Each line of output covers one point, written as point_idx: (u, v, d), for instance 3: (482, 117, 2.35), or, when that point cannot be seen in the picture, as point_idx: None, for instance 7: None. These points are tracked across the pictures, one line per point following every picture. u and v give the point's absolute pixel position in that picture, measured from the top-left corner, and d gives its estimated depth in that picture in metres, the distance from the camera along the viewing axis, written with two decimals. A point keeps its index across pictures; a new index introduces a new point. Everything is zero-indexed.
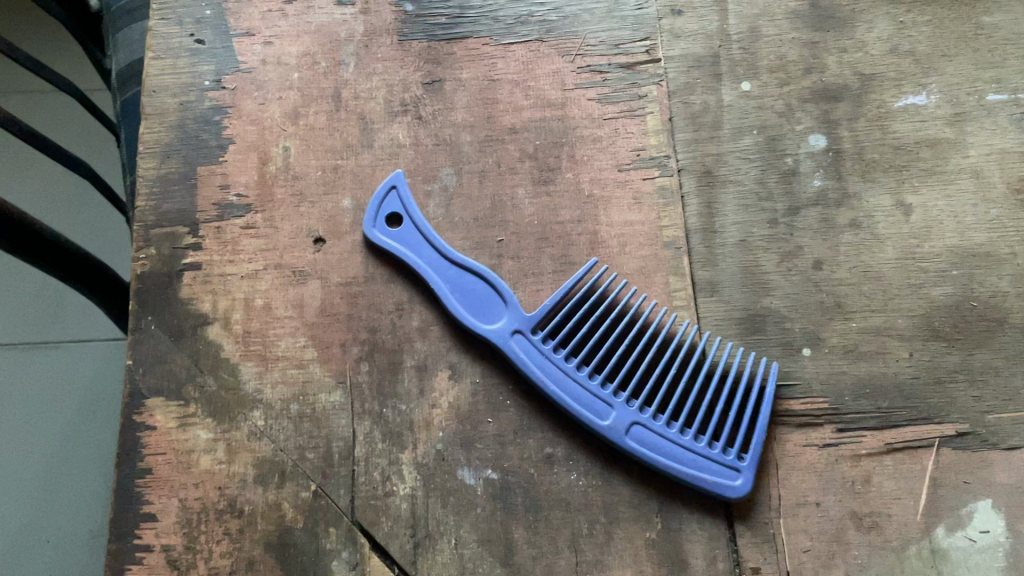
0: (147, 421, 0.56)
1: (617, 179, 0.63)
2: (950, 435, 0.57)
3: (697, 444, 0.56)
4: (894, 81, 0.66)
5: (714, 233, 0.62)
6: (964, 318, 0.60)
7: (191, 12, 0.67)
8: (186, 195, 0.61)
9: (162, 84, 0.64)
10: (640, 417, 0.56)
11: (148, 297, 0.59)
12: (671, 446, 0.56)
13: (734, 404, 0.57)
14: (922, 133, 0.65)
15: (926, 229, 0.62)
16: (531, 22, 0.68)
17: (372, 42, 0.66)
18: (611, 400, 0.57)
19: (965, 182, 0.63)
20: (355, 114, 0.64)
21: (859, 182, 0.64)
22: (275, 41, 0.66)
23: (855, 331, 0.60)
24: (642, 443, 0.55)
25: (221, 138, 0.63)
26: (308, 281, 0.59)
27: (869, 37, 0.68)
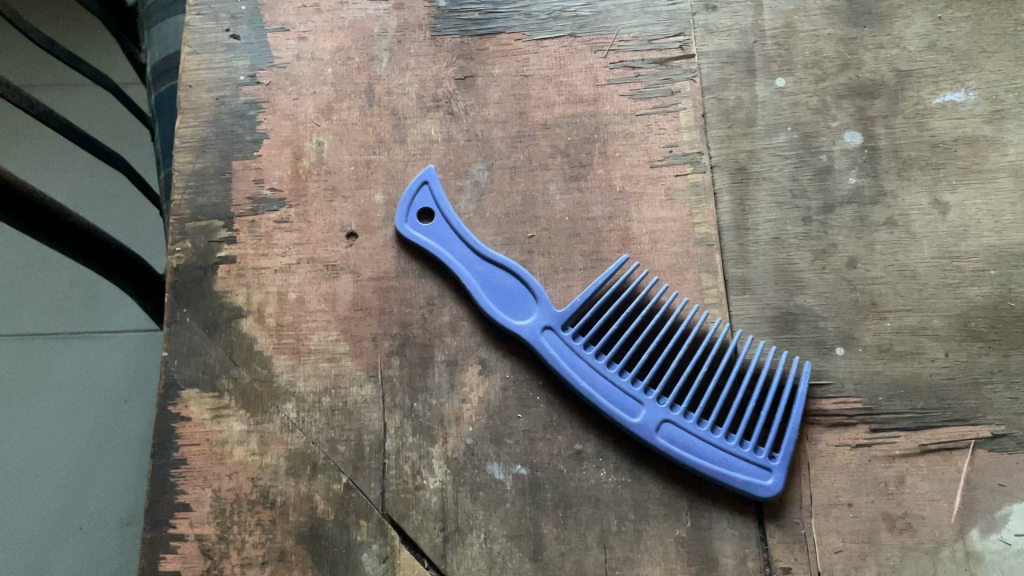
0: (181, 412, 0.57)
1: (649, 175, 0.63)
2: (986, 436, 0.57)
3: (729, 443, 0.55)
4: (931, 78, 0.66)
5: (747, 230, 0.62)
6: (1001, 319, 0.59)
7: (228, 7, 0.67)
8: (221, 188, 0.62)
9: (197, 79, 0.65)
10: (672, 414, 0.56)
11: (183, 290, 0.59)
12: (703, 444, 0.55)
13: (766, 402, 0.57)
14: (960, 130, 0.64)
15: (963, 228, 0.61)
16: (564, 17, 0.67)
17: (405, 37, 0.67)
18: (641, 398, 0.56)
19: (1003, 180, 0.63)
20: (388, 109, 0.64)
21: (894, 180, 0.63)
22: (308, 36, 0.66)
23: (889, 331, 0.59)
24: (673, 440, 0.55)
25: (256, 133, 0.63)
26: (340, 275, 0.60)
27: (907, 33, 0.67)
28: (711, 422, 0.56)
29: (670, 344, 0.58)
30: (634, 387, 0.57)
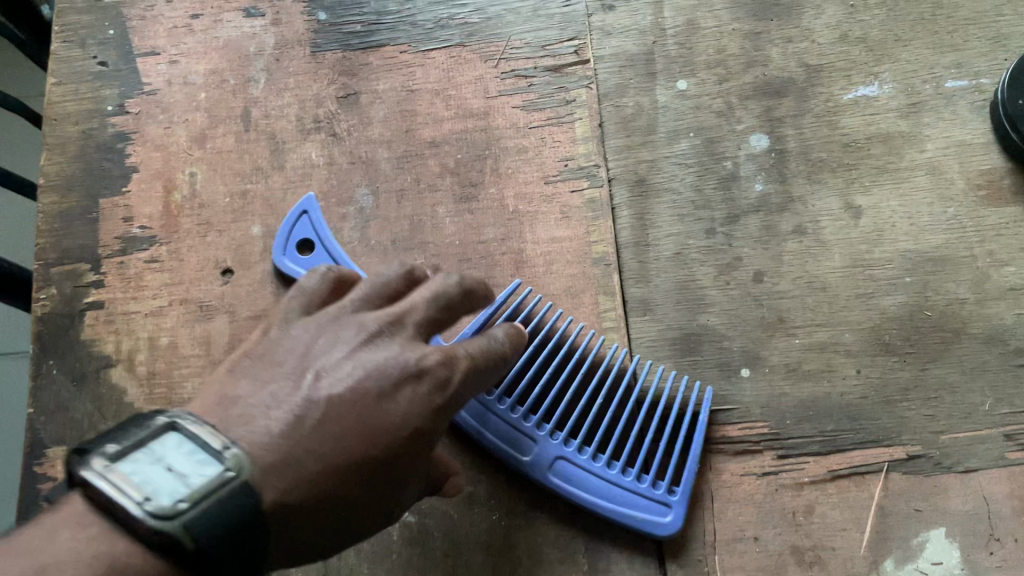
0: (48, 473, 0.53)
1: (543, 193, 0.59)
2: (901, 458, 0.53)
3: (626, 478, 0.52)
4: (843, 72, 0.62)
5: (647, 247, 0.58)
6: (917, 330, 0.56)
7: (95, 33, 0.63)
8: (88, 229, 0.58)
9: (63, 112, 0.61)
10: (566, 448, 0.53)
11: (49, 340, 0.56)
12: (599, 480, 0.52)
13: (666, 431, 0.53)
14: (874, 127, 0.60)
15: (877, 233, 0.58)
16: (451, 26, 0.64)
17: (283, 55, 0.63)
18: (534, 432, 0.53)
19: (920, 179, 0.59)
20: (266, 134, 0.61)
21: (804, 184, 0.59)
22: (180, 60, 0.62)
23: (798, 348, 0.56)
24: (567, 477, 0.52)
25: (124, 167, 0.60)
26: (215, 316, 0.56)
27: (817, 24, 0.63)
28: (608, 455, 0.53)
29: (565, 372, 0.55)
30: (527, 421, 0.53)
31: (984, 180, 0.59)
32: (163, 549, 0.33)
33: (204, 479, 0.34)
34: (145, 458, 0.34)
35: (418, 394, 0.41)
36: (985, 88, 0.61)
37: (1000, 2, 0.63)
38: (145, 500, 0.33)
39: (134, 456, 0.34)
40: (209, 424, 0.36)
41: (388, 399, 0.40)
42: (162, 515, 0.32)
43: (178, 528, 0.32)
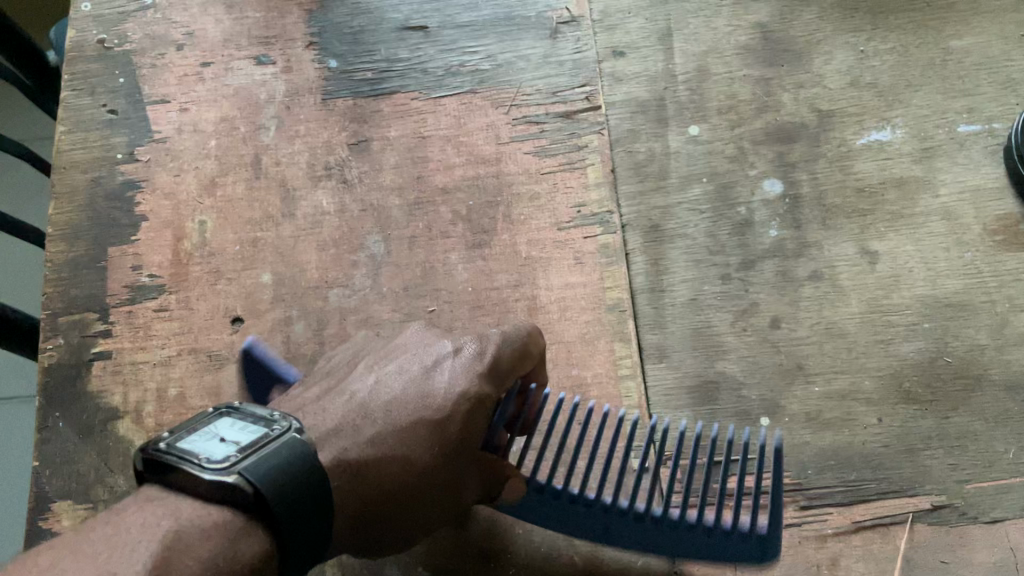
0: (51, 528, 0.51)
1: (556, 239, 0.59)
2: (925, 509, 0.52)
3: (712, 531, 0.47)
4: (854, 117, 0.62)
5: (662, 293, 0.58)
6: (938, 377, 0.55)
7: (104, 81, 0.63)
8: (96, 278, 0.58)
9: (72, 160, 0.61)
10: (636, 519, 0.47)
11: (56, 391, 0.55)
12: (696, 541, 0.47)
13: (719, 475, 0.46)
14: (887, 172, 0.60)
15: (894, 279, 0.57)
16: (463, 73, 0.64)
17: (294, 102, 0.62)
18: (597, 515, 0.47)
19: (936, 224, 0.59)
20: (277, 181, 0.60)
21: (818, 230, 0.59)
22: (190, 108, 0.62)
23: (817, 397, 0.55)
24: (658, 541, 0.48)
25: (133, 215, 0.59)
26: (225, 365, 0.55)
27: (827, 70, 0.63)
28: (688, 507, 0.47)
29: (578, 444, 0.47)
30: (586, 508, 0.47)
31: (1000, 225, 0.58)
32: (226, 500, 0.35)
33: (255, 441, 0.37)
34: (200, 437, 0.37)
35: (460, 363, 0.45)
36: (997, 133, 0.61)
37: (1009, 48, 0.63)
38: (204, 461, 0.35)
39: (189, 439, 0.37)
40: (258, 410, 0.39)
41: (434, 374, 0.45)
42: (220, 469, 0.35)
43: (238, 477, 0.34)
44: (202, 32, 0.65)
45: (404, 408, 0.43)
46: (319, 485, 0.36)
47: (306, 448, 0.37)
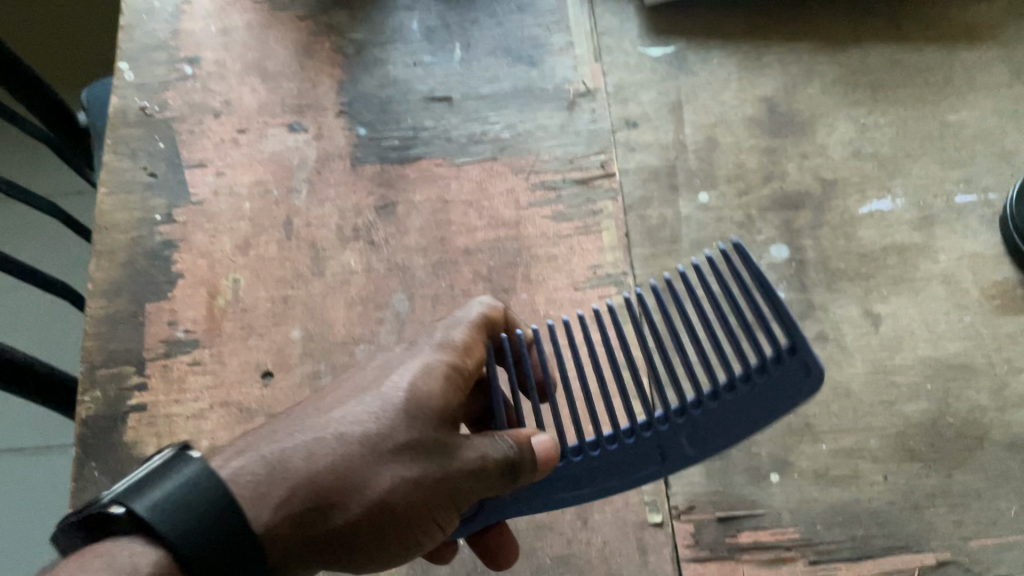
0: None
1: (573, 299, 0.61)
2: (931, 565, 0.53)
3: (751, 379, 0.44)
4: (857, 186, 0.65)
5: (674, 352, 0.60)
6: (941, 436, 0.57)
7: (145, 145, 0.67)
8: (134, 333, 0.60)
9: (113, 220, 0.64)
10: (684, 414, 0.46)
11: (92, 442, 0.57)
12: (750, 410, 0.44)
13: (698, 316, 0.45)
14: (889, 239, 0.63)
15: (897, 341, 0.60)
16: (484, 141, 0.67)
17: (325, 167, 0.66)
18: (642, 449, 0.47)
19: (936, 289, 0.61)
20: (307, 242, 0.63)
21: (823, 293, 0.62)
22: (227, 172, 0.66)
23: (825, 454, 0.57)
24: (722, 433, 0.45)
25: (170, 273, 0.62)
26: (255, 417, 0.57)
27: (831, 141, 0.67)
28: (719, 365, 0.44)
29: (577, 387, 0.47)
30: (630, 447, 0.47)
31: (998, 290, 0.61)
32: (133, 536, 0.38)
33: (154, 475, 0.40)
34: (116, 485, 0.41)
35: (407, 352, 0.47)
36: (993, 203, 0.64)
37: (1003, 122, 0.67)
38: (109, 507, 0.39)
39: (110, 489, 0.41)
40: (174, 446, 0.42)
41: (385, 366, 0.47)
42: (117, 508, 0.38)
43: (134, 513, 0.38)
44: (238, 99, 0.68)
45: (352, 398, 0.45)
46: (219, 502, 0.39)
47: (201, 472, 0.39)
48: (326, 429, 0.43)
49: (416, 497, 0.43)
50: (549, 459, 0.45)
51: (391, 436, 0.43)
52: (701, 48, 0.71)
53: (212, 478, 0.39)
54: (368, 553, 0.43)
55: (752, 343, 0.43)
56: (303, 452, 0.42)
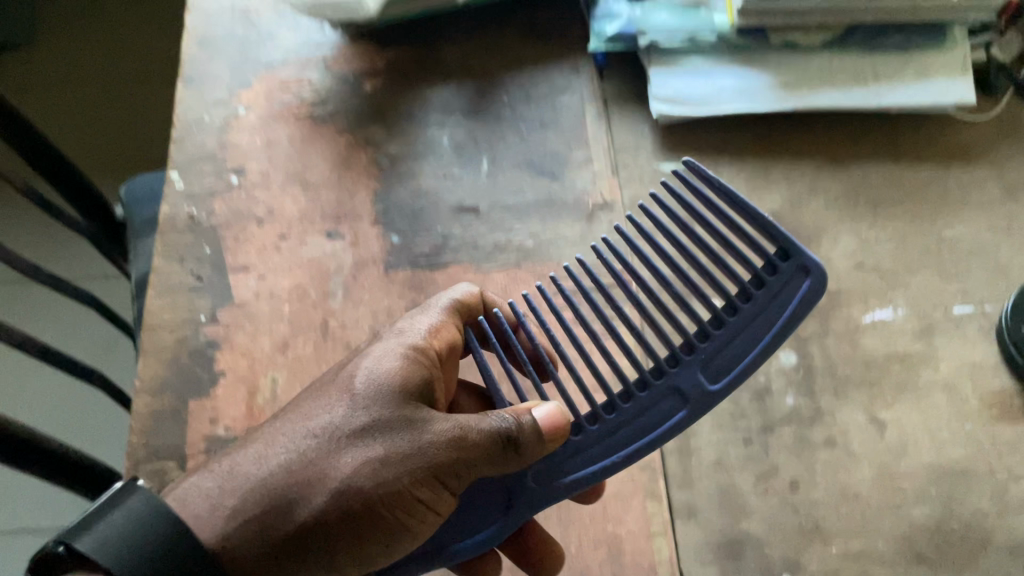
0: None
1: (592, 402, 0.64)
2: None
3: (756, 296, 0.52)
4: (861, 297, 0.69)
5: (690, 454, 0.63)
6: (946, 540, 0.59)
7: (192, 250, 0.71)
8: (177, 429, 0.64)
9: (160, 321, 0.68)
10: (698, 355, 0.52)
11: None
12: (754, 330, 0.51)
13: (688, 255, 0.54)
14: (892, 347, 0.67)
15: (902, 446, 0.63)
16: (509, 249, 0.72)
17: (360, 272, 0.70)
18: (667, 392, 0.53)
19: (939, 396, 0.65)
20: (342, 343, 0.67)
21: (831, 399, 0.65)
22: (268, 276, 0.70)
23: (835, 556, 0.59)
24: (738, 352, 0.52)
25: (213, 371, 0.66)
26: None
27: (835, 253, 0.71)
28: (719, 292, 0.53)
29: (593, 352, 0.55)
30: (654, 396, 0.53)
31: (997, 398, 0.64)
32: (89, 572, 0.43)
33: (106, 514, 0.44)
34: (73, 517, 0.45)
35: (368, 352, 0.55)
36: (990, 314, 0.68)
37: (997, 238, 0.71)
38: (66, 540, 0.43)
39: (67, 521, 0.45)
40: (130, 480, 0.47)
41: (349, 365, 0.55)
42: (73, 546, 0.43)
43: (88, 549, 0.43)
44: (280, 208, 0.73)
45: (317, 394, 0.53)
46: (167, 545, 0.44)
47: (154, 515, 0.45)
48: (291, 427, 0.51)
49: (379, 480, 0.48)
50: (549, 435, 0.51)
51: (346, 421, 0.50)
52: (712, 163, 0.76)
53: (158, 516, 0.45)
54: (359, 547, 0.48)
55: (744, 259, 0.52)
56: (265, 464, 0.49)
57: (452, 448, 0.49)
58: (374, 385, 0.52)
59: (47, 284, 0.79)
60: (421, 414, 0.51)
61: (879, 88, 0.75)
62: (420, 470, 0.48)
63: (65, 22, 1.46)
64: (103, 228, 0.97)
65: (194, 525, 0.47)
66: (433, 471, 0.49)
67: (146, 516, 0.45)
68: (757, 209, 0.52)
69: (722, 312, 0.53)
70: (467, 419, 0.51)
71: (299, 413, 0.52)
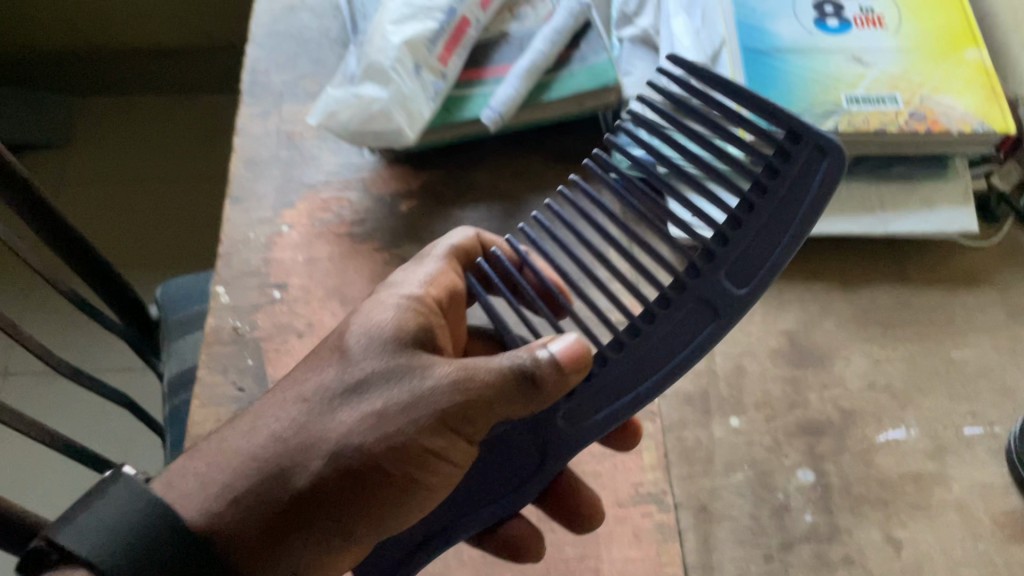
0: None
1: (617, 515, 0.69)
2: None
3: (775, 194, 0.53)
4: (874, 416, 0.72)
5: (711, 570, 0.65)
6: None
7: (236, 362, 0.75)
8: None
9: (203, 430, 0.71)
10: (721, 263, 0.55)
11: None
12: (773, 227, 0.53)
13: (702, 144, 0.59)
14: (906, 466, 0.69)
15: (918, 566, 0.65)
16: None
17: None
18: (693, 306, 0.56)
19: (952, 516, 0.67)
20: None
21: (848, 516, 0.67)
22: None
23: None
24: (757, 257, 0.54)
25: None
26: None
27: (847, 372, 0.74)
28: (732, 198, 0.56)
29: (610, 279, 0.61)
30: (682, 310, 0.56)
31: (1008, 519, 0.66)
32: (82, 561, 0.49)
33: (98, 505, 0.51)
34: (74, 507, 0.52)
35: (376, 308, 0.63)
36: (999, 435, 0.70)
37: (1003, 359, 0.74)
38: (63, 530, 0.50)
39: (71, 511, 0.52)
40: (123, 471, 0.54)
41: (355, 327, 0.61)
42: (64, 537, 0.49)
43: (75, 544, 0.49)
44: (320, 321, 0.77)
45: (325, 359, 0.59)
46: (147, 534, 0.50)
47: (135, 506, 0.51)
48: (296, 396, 0.57)
49: (379, 434, 0.54)
50: (564, 364, 0.53)
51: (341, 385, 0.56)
52: None
53: (140, 507, 0.51)
54: (383, 494, 0.55)
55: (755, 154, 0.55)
56: (265, 432, 0.55)
57: (456, 393, 0.54)
58: (372, 347, 0.59)
59: (65, 375, 0.86)
60: (423, 366, 0.57)
61: (885, 216, 0.79)
62: (426, 417, 0.54)
63: (153, 173, 1.80)
64: (135, 328, 1.03)
65: (180, 502, 0.54)
66: (438, 419, 0.54)
67: (132, 502, 0.51)
68: (763, 96, 0.55)
69: (738, 211, 0.55)
70: (473, 364, 0.55)
71: (304, 376, 0.58)
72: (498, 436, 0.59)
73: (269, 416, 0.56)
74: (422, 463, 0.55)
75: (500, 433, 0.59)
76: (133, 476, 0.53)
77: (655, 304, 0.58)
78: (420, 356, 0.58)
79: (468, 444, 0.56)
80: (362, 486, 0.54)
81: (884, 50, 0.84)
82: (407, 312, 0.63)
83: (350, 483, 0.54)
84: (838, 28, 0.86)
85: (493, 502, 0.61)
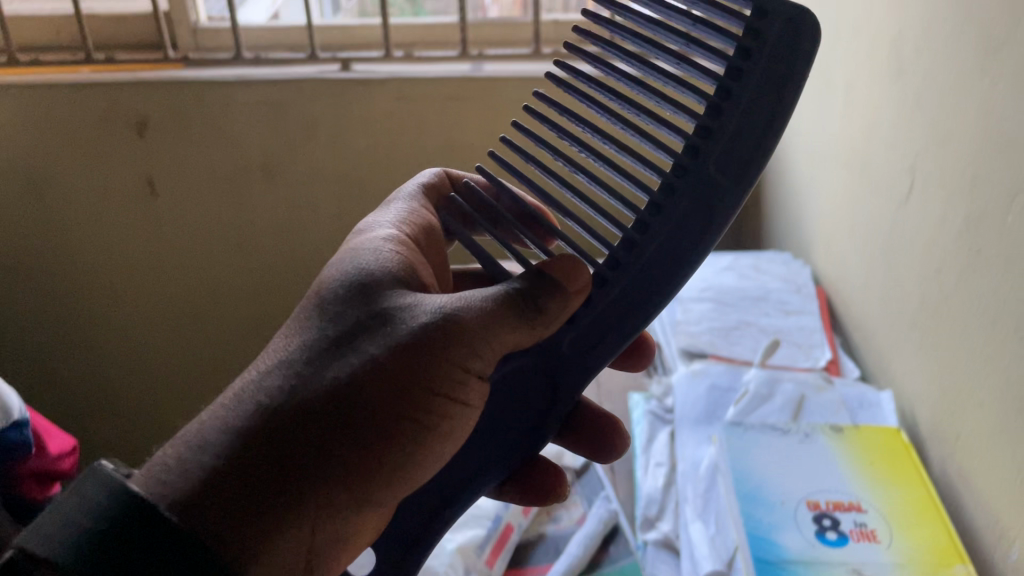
0: None
1: None
2: None
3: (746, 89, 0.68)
4: None
5: None
6: None
7: None
8: None
9: None
10: (705, 165, 0.71)
11: None
12: (745, 126, 0.68)
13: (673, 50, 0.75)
14: None
15: None
16: None
17: None
18: (696, 209, 0.71)
19: None
20: None
21: None
22: None
23: None
24: (738, 156, 0.69)
25: None
26: None
27: None
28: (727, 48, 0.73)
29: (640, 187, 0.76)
30: (677, 211, 0.72)
31: None
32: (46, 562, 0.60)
33: (70, 503, 0.62)
34: (56, 504, 0.63)
35: (357, 253, 0.80)
36: None
37: None
38: (39, 536, 0.61)
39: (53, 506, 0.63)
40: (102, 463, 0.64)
41: (327, 276, 0.78)
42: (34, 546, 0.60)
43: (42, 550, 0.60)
44: None
45: (307, 320, 0.74)
46: (105, 516, 0.60)
47: (95, 496, 0.61)
48: (283, 357, 0.71)
49: (380, 370, 0.68)
50: (549, 290, 0.72)
51: (329, 334, 0.71)
52: None
53: (101, 496, 0.61)
54: (398, 423, 0.69)
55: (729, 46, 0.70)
56: (249, 402, 0.68)
57: (450, 323, 0.69)
58: (352, 298, 0.74)
59: None
60: (412, 306, 0.72)
61: None
62: (425, 351, 0.69)
63: None
64: None
65: (159, 487, 0.64)
66: (443, 346, 0.69)
67: (99, 489, 0.62)
68: None
69: (715, 103, 0.70)
70: (463, 299, 0.72)
71: (284, 343, 0.73)
72: (513, 376, 0.77)
73: (251, 392, 0.69)
74: (434, 406, 0.70)
75: (515, 371, 0.77)
76: (104, 468, 0.63)
77: (649, 213, 0.74)
78: (407, 295, 0.73)
79: (477, 376, 0.72)
80: (379, 416, 0.68)
81: (883, 563, 0.93)
82: (386, 251, 0.80)
83: (365, 415, 0.68)
84: (837, 539, 0.97)
85: (513, 439, 0.79)
